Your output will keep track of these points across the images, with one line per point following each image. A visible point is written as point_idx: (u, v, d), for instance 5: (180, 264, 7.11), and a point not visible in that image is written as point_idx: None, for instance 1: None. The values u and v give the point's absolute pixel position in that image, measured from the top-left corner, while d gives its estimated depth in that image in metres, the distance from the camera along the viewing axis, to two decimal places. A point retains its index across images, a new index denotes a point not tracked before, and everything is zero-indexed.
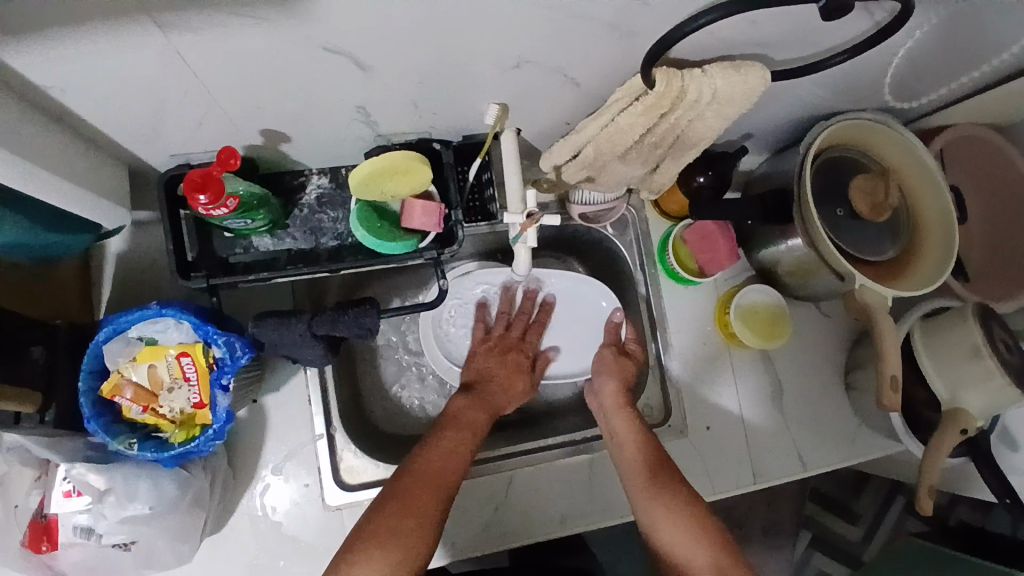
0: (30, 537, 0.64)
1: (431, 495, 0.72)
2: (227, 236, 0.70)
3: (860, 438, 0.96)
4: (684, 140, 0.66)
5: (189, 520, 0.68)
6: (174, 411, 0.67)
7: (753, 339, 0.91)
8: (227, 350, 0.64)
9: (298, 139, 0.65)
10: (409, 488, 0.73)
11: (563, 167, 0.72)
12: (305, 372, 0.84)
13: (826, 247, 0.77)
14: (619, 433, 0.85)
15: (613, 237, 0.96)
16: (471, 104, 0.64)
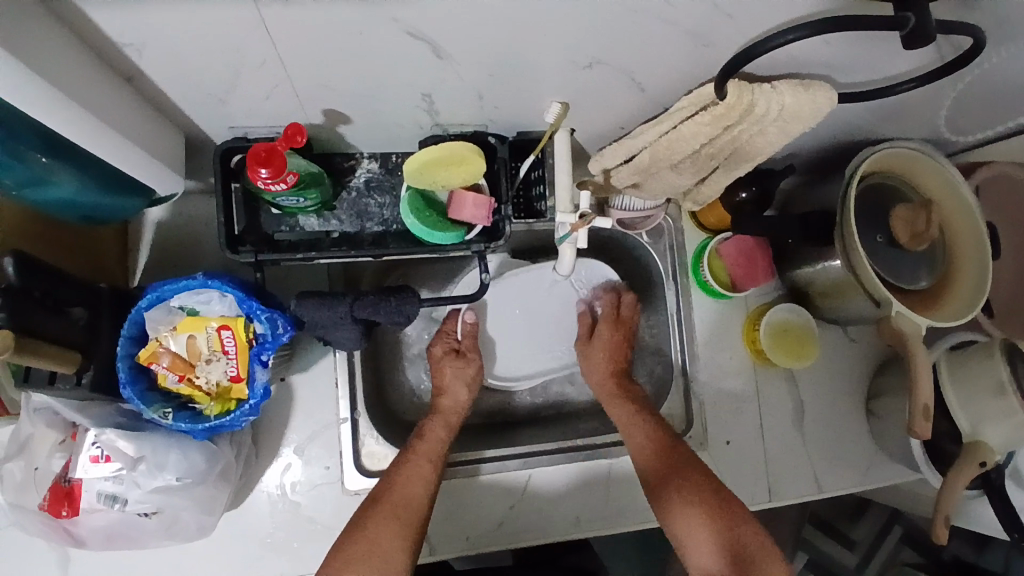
0: (51, 500, 0.63)
1: (398, 521, 0.73)
2: (274, 212, 0.70)
3: (876, 464, 0.96)
4: (739, 154, 0.66)
5: (214, 494, 0.67)
6: (209, 384, 0.66)
7: (780, 357, 0.91)
8: (269, 326, 0.65)
9: (358, 121, 0.65)
10: (377, 514, 0.74)
11: (613, 171, 0.73)
12: (334, 355, 0.84)
13: (864, 271, 0.77)
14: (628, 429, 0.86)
15: (648, 245, 0.96)
16: (534, 100, 0.64)
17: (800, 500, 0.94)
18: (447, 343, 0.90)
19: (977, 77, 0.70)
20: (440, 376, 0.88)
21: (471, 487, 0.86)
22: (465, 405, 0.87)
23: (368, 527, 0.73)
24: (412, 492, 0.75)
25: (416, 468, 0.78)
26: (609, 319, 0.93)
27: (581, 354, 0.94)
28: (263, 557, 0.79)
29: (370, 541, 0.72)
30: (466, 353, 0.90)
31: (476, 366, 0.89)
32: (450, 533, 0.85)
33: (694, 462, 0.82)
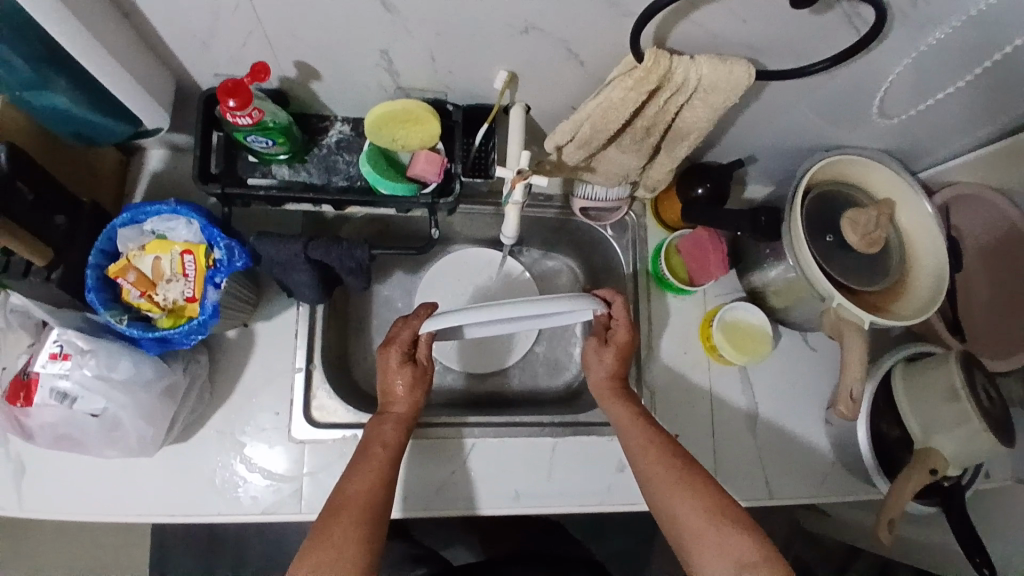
0: (9, 390, 0.69)
1: (353, 517, 0.69)
2: (250, 160, 0.78)
3: (831, 476, 0.95)
4: (676, 130, 0.72)
5: (159, 406, 0.72)
6: (167, 300, 0.72)
7: (730, 352, 0.92)
8: (226, 253, 0.70)
9: (327, 78, 0.73)
10: (332, 515, 0.70)
11: (564, 148, 0.78)
12: (297, 309, 0.89)
13: (812, 268, 0.80)
14: (634, 449, 0.80)
15: (611, 238, 0.99)
16: (483, 69, 0.71)
17: (750, 505, 0.93)
18: (402, 349, 0.80)
19: (908, 75, 0.75)
20: (390, 381, 0.81)
21: (416, 451, 0.88)
22: (417, 407, 0.82)
23: (322, 531, 0.68)
24: (370, 490, 0.72)
25: (368, 467, 0.75)
26: (616, 343, 0.86)
27: (591, 353, 0.88)
28: (203, 495, 0.82)
29: (336, 544, 0.67)
30: (419, 365, 0.82)
31: (432, 375, 0.84)
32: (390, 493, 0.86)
33: (699, 466, 0.77)
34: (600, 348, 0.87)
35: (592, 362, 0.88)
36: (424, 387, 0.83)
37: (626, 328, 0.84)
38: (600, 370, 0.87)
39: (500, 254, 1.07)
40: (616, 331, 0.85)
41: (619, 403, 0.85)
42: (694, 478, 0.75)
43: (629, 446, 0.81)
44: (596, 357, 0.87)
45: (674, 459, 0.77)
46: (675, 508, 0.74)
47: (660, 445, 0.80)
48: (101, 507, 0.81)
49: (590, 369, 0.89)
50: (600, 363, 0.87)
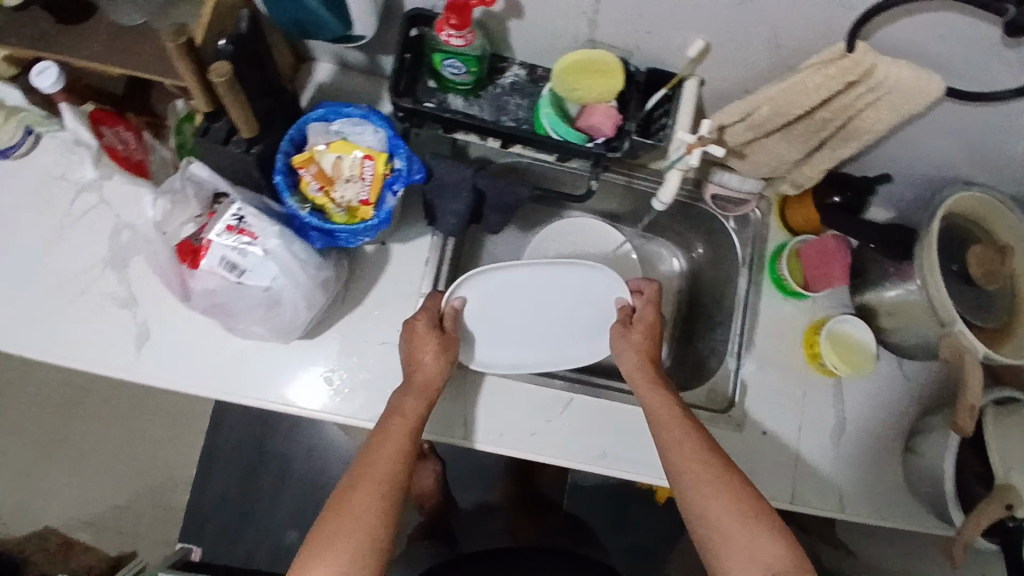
0: (181, 251, 0.73)
1: (366, 494, 0.72)
2: (429, 84, 0.81)
3: (900, 501, 0.97)
4: (850, 129, 0.76)
5: (308, 296, 0.75)
6: (342, 199, 0.75)
7: (836, 363, 0.94)
8: (406, 163, 0.75)
9: (526, 20, 0.76)
10: (347, 490, 0.73)
11: (730, 128, 0.80)
12: (431, 238, 0.93)
13: (937, 290, 0.83)
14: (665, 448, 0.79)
15: (732, 230, 1.01)
16: (680, 36, 0.74)
17: (820, 513, 0.95)
18: (431, 316, 0.85)
19: None
20: (416, 350, 0.83)
21: (517, 393, 0.92)
22: (442, 377, 0.82)
23: (337, 504, 0.72)
24: (388, 467, 0.75)
25: (386, 443, 0.76)
26: (647, 324, 0.92)
27: (615, 342, 0.93)
28: (316, 394, 0.85)
29: (352, 518, 0.71)
30: (448, 334, 0.85)
31: (456, 347, 0.86)
32: (488, 426, 0.90)
33: (733, 465, 0.77)
34: (625, 330, 0.92)
35: (619, 352, 0.92)
36: (451, 355, 0.85)
37: (653, 306, 0.94)
38: (629, 354, 0.90)
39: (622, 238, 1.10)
40: (643, 314, 0.93)
41: (655, 392, 0.85)
42: (728, 481, 0.75)
43: (659, 435, 0.81)
44: (623, 341, 0.92)
45: (709, 456, 0.77)
46: (704, 505, 0.74)
47: (695, 438, 0.79)
48: (215, 386, 0.84)
49: (621, 356, 0.91)
50: (626, 346, 0.91)
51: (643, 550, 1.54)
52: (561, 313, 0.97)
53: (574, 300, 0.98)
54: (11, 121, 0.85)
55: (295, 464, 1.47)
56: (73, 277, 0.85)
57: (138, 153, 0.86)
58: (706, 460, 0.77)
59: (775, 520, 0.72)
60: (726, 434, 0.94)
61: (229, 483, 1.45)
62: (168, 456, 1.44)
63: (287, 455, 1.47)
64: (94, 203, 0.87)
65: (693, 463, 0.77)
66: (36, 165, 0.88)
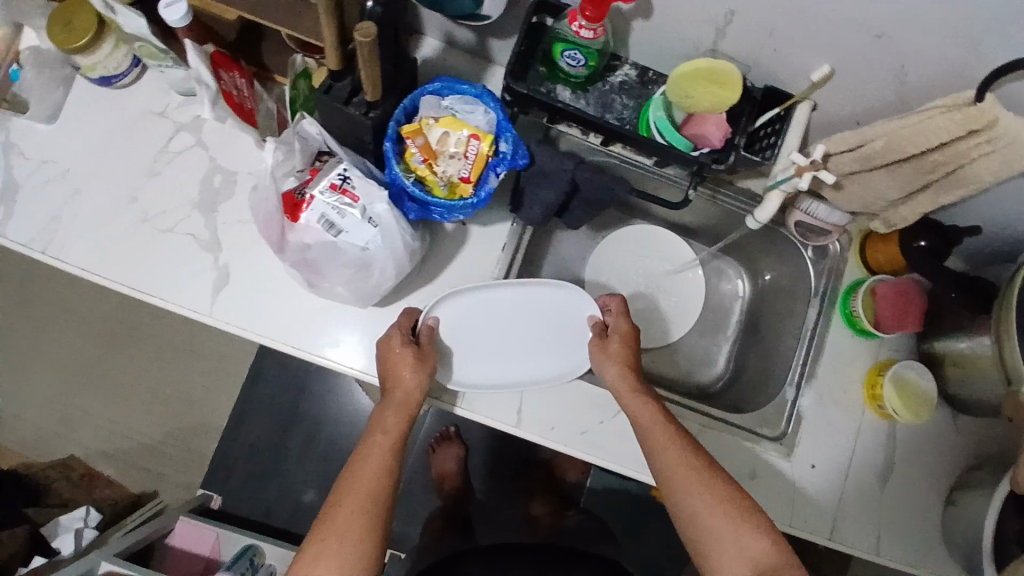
0: (284, 204, 0.73)
1: (354, 509, 0.73)
2: (541, 72, 0.81)
3: (936, 554, 0.96)
4: (958, 176, 0.74)
5: (396, 263, 0.75)
6: (443, 174, 0.75)
7: (899, 409, 0.92)
8: (512, 147, 0.76)
9: (651, 22, 0.75)
10: (335, 507, 0.74)
11: (834, 158, 0.81)
12: (511, 225, 0.92)
13: (1011, 347, 0.82)
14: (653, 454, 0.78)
15: (808, 259, 1.02)
16: (804, 60, 0.73)
17: (856, 553, 0.94)
18: (404, 332, 0.82)
19: None
20: (389, 363, 0.80)
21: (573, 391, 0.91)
22: (422, 392, 0.80)
23: (326, 519, 0.73)
24: (374, 482, 0.75)
25: (370, 459, 0.77)
26: (621, 335, 0.89)
27: (592, 355, 0.88)
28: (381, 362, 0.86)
29: (339, 533, 0.72)
30: (423, 347, 0.82)
31: (434, 359, 0.82)
32: (541, 418, 0.89)
33: (713, 461, 0.78)
34: (602, 342, 0.88)
35: (597, 366, 0.87)
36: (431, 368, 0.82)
37: (623, 316, 0.90)
38: (607, 364, 0.86)
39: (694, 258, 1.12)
40: (617, 326, 0.89)
41: (638, 398, 0.82)
42: (715, 488, 0.75)
43: (645, 440, 0.80)
44: (603, 352, 0.88)
45: (693, 457, 0.77)
46: (694, 506, 0.75)
47: (678, 440, 0.79)
48: (284, 338, 0.85)
49: (600, 366, 0.87)
50: (605, 357, 0.87)
51: (655, 564, 1.53)
52: (544, 335, 0.92)
53: (557, 322, 0.93)
54: (121, 49, 0.85)
55: (324, 426, 1.48)
56: (161, 211, 0.86)
57: (249, 100, 0.86)
58: (692, 466, 0.76)
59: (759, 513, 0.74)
60: (774, 461, 0.94)
61: (258, 436, 1.47)
62: (201, 400, 1.46)
63: (317, 415, 1.48)
64: (191, 143, 0.89)
65: (681, 478, 0.76)
66: (140, 99, 0.90)
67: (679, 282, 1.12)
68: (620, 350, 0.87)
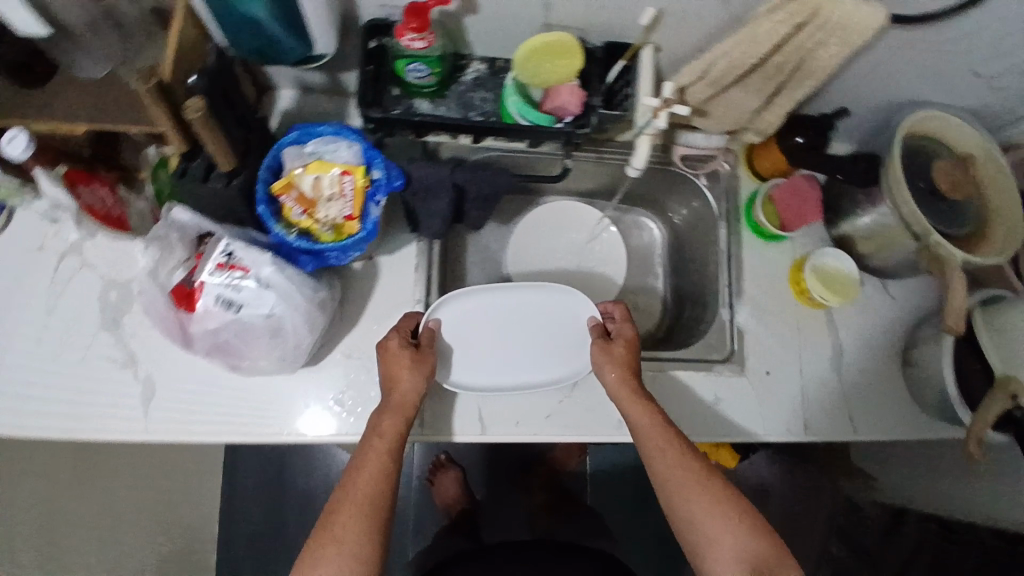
0: (175, 297, 0.72)
1: (350, 520, 0.71)
2: (394, 93, 0.81)
3: (908, 415, 1.00)
4: (805, 69, 0.78)
5: (309, 319, 0.75)
6: (327, 219, 0.75)
7: (826, 295, 0.96)
8: (385, 172, 0.75)
9: (480, 15, 0.77)
10: (330, 516, 0.71)
11: (688, 89, 0.83)
12: (417, 243, 0.93)
13: (909, 209, 0.87)
14: (653, 462, 0.79)
15: (705, 187, 1.04)
16: (632, 8, 0.75)
17: (835, 439, 0.98)
18: (402, 336, 0.83)
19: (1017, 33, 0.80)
20: (389, 367, 0.81)
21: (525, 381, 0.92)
22: (420, 396, 0.81)
23: (322, 529, 0.71)
24: (371, 488, 0.73)
25: (365, 468, 0.74)
26: (625, 334, 0.89)
27: (595, 354, 0.88)
28: (330, 417, 0.85)
29: (335, 541, 0.69)
30: (422, 349, 0.83)
31: (432, 358, 0.84)
32: (504, 416, 0.90)
33: (712, 465, 0.78)
34: (605, 345, 0.88)
35: (597, 365, 0.88)
36: (426, 373, 0.82)
37: (626, 322, 0.91)
38: (608, 368, 0.86)
39: (602, 215, 1.15)
40: (621, 329, 0.90)
41: (637, 403, 0.82)
42: (713, 491, 0.75)
43: (643, 445, 0.80)
44: (604, 353, 0.88)
45: (690, 460, 0.77)
46: (690, 511, 0.75)
47: (677, 443, 0.79)
48: (229, 425, 0.83)
49: (598, 369, 0.87)
50: (607, 361, 0.87)
51: None
52: (544, 337, 0.96)
53: (552, 327, 0.96)
54: None
55: None
56: (67, 343, 0.84)
57: (115, 208, 0.85)
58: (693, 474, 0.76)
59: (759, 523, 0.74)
60: (734, 382, 0.97)
61: (261, 522, 1.47)
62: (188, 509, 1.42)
63: None
64: (77, 266, 0.87)
65: (681, 485, 0.76)
66: (14, 238, 0.87)
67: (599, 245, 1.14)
68: (622, 348, 0.88)
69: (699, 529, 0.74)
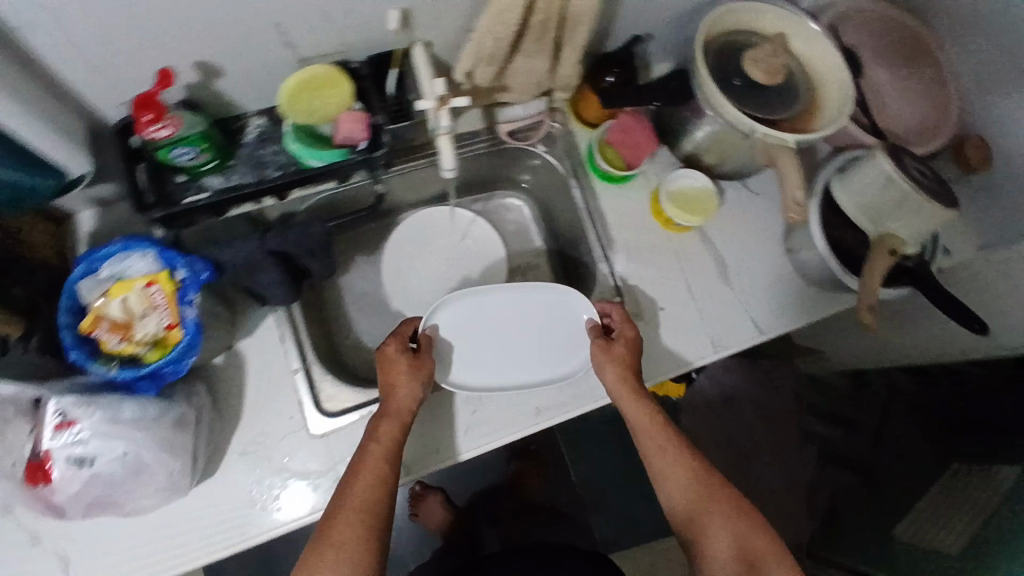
0: (28, 474, 0.68)
1: (351, 525, 0.71)
2: (181, 181, 0.77)
3: (807, 299, 1.01)
4: (570, 17, 0.74)
5: (175, 439, 0.73)
6: (146, 336, 0.73)
7: (685, 217, 0.96)
8: (189, 269, 0.73)
9: (229, 74, 0.72)
10: (329, 522, 0.72)
11: (476, 73, 0.81)
12: (274, 315, 0.89)
13: (730, 112, 0.85)
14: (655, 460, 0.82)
15: (545, 153, 1.04)
16: (375, 16, 0.71)
17: (745, 345, 0.99)
18: (400, 341, 0.86)
19: None
20: (387, 372, 0.83)
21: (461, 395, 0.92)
22: (418, 401, 0.82)
23: (321, 535, 0.71)
24: (368, 493, 0.73)
25: (365, 471, 0.75)
26: (625, 334, 0.88)
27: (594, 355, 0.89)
28: (245, 519, 0.82)
29: (336, 546, 0.70)
30: (420, 354, 0.87)
31: (429, 364, 0.86)
32: (423, 447, 0.89)
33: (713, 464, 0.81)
34: (605, 345, 0.88)
35: (597, 367, 0.88)
36: (426, 377, 0.85)
37: (627, 321, 0.89)
38: (608, 367, 0.86)
39: (447, 206, 1.11)
40: (622, 328, 0.89)
41: (638, 405, 0.84)
42: (714, 491, 0.78)
43: (644, 445, 0.83)
44: (609, 352, 0.87)
45: (691, 461, 0.80)
46: (690, 513, 0.78)
47: (678, 444, 0.82)
48: (143, 567, 0.80)
49: (599, 369, 0.88)
50: (607, 360, 0.87)
51: None
52: (536, 343, 0.96)
53: (544, 335, 0.97)
54: None
55: None
56: None
57: None
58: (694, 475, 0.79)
59: (757, 520, 0.76)
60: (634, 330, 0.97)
61: None
62: None
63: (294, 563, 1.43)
64: None
65: (682, 486, 0.79)
66: None
67: (460, 241, 1.11)
68: (624, 349, 0.87)
69: (699, 528, 0.77)
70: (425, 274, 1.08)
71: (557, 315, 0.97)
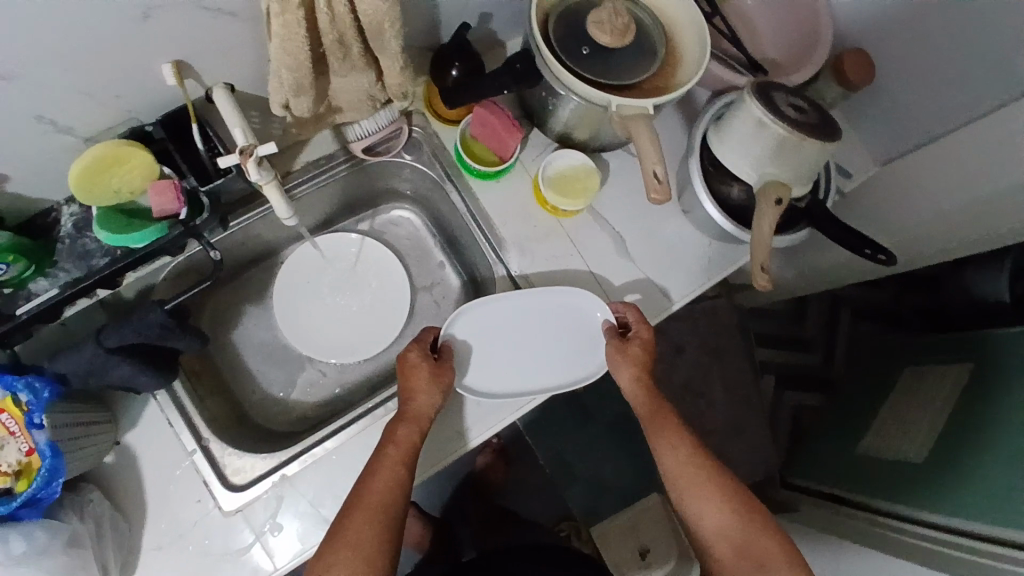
0: None
1: (368, 526, 0.72)
2: (5, 292, 0.71)
3: (714, 255, 0.95)
4: (368, 27, 0.65)
5: (72, 559, 0.74)
6: (10, 465, 0.70)
7: (562, 202, 0.90)
8: (30, 391, 0.70)
9: (15, 173, 0.68)
10: (346, 520, 0.72)
11: (293, 105, 0.73)
12: (155, 400, 0.85)
13: (578, 87, 0.79)
14: (664, 454, 0.82)
15: (412, 162, 0.99)
16: (147, 74, 0.65)
17: (659, 318, 0.94)
18: (422, 350, 0.85)
19: None
20: (409, 379, 0.82)
21: (469, 400, 0.88)
22: (433, 410, 0.81)
23: (337, 533, 0.72)
24: (384, 494, 0.74)
25: (382, 471, 0.75)
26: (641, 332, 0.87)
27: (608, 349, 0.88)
28: None
29: (350, 543, 0.71)
30: (441, 362, 0.85)
31: (450, 372, 0.84)
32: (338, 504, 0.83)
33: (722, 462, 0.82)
34: (621, 345, 0.87)
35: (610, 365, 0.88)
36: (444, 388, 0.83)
37: (643, 324, 0.87)
38: (622, 370, 0.87)
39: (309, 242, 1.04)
40: (638, 328, 0.87)
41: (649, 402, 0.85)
42: (723, 488, 0.79)
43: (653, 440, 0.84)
44: (624, 349, 0.87)
45: (702, 458, 0.81)
46: (698, 511, 0.78)
47: (689, 443, 0.82)
48: None
49: (614, 368, 0.88)
50: (621, 361, 0.86)
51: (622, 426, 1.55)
52: (546, 347, 0.92)
53: (552, 339, 0.92)
54: None
55: None
56: None
57: None
58: (703, 472, 0.80)
59: (763, 516, 0.77)
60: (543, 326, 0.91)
61: None
62: None
63: None
64: None
65: (692, 481, 0.79)
66: None
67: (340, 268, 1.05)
68: (638, 348, 0.87)
69: (708, 525, 0.78)
70: (310, 312, 1.03)
71: (559, 318, 0.91)
